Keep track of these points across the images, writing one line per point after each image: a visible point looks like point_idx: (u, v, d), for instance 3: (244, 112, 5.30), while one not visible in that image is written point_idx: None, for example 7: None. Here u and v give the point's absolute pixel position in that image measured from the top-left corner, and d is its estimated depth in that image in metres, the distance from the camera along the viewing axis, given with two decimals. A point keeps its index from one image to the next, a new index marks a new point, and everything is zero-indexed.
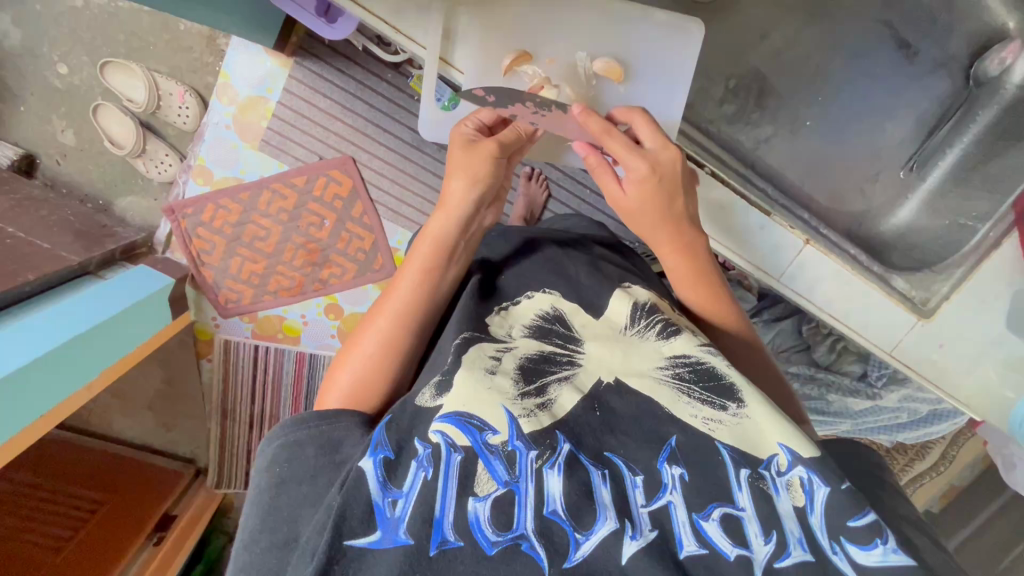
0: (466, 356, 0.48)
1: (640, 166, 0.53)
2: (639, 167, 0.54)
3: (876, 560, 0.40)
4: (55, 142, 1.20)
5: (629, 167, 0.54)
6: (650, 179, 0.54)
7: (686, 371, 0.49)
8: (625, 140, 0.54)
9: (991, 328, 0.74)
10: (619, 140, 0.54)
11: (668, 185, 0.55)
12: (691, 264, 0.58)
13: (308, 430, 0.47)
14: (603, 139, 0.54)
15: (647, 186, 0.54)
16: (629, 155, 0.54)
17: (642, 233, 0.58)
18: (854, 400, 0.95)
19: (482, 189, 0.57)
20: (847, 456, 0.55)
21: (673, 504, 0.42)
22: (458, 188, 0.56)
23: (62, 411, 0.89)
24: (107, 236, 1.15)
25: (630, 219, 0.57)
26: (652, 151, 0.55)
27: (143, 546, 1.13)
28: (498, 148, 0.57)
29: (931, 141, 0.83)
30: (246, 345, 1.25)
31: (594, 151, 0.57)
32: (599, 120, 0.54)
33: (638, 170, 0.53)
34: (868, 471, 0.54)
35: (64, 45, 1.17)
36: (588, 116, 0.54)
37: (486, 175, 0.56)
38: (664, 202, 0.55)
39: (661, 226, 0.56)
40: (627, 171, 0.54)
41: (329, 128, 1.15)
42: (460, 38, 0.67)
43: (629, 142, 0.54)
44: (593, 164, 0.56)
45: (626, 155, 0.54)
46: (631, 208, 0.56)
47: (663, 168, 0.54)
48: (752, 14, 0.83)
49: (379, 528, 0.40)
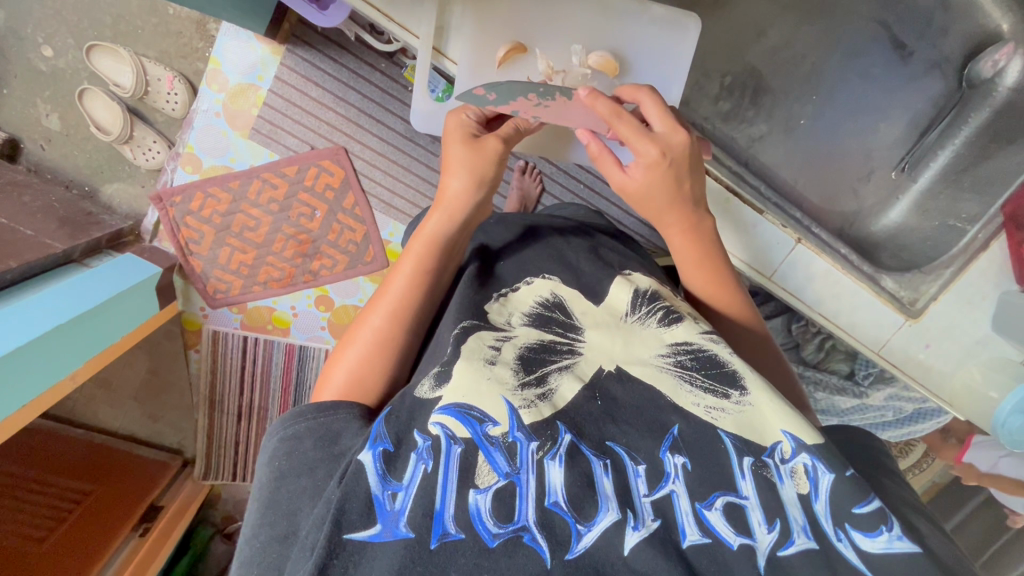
0: (466, 346, 0.48)
1: (649, 151, 0.52)
2: (645, 154, 0.53)
3: (880, 547, 0.41)
4: (40, 127, 1.17)
5: (639, 152, 0.53)
6: (660, 165, 0.53)
7: (688, 358, 0.49)
8: (634, 124, 0.53)
9: (977, 327, 0.76)
10: (628, 124, 0.53)
11: (678, 170, 0.54)
12: (696, 249, 0.59)
13: (307, 423, 0.47)
14: (611, 124, 0.53)
15: (656, 171, 0.53)
16: (639, 139, 0.53)
17: (647, 216, 0.58)
18: (841, 398, 0.97)
19: (485, 189, 0.56)
20: (849, 442, 0.55)
21: (675, 493, 0.43)
22: (458, 187, 0.55)
23: (47, 400, 0.88)
24: (94, 224, 1.12)
25: (637, 203, 0.56)
26: (663, 134, 0.54)
27: (128, 537, 1.11)
28: (503, 147, 0.56)
29: (923, 143, 0.85)
30: (234, 336, 1.24)
31: (597, 136, 0.55)
32: (608, 103, 0.53)
33: (647, 155, 0.53)
34: (871, 456, 0.54)
35: (49, 26, 1.14)
36: (596, 98, 0.53)
37: (491, 177, 0.56)
38: (671, 187, 0.54)
39: (667, 211, 0.56)
40: (636, 155, 0.53)
41: (321, 117, 1.14)
42: (454, 28, 0.67)
43: (637, 133, 0.53)
44: (596, 151, 0.55)
45: (636, 140, 0.53)
46: (636, 193, 0.55)
47: (672, 153, 0.53)
48: (750, 12, 0.83)
49: (379, 521, 0.39)
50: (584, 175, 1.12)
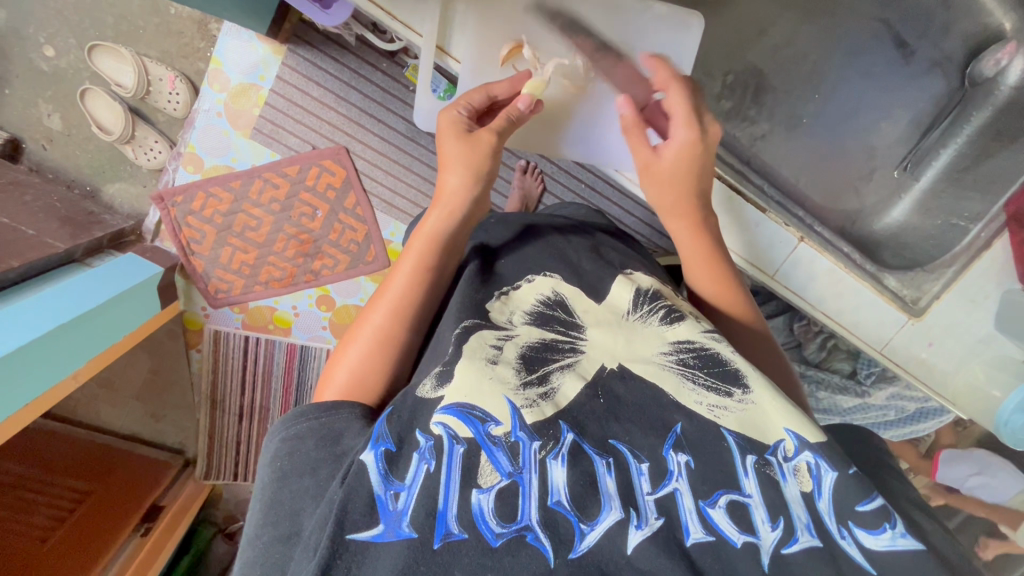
0: (467, 345, 0.48)
1: (690, 131, 0.57)
2: (686, 134, 0.58)
3: (885, 544, 0.42)
4: (41, 127, 1.17)
5: (681, 129, 0.57)
6: (695, 148, 0.58)
7: (690, 357, 0.49)
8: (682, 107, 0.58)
9: (980, 326, 0.76)
10: (678, 104, 0.58)
11: (707, 158, 0.59)
12: (705, 244, 0.61)
13: (309, 423, 0.47)
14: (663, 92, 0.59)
15: (690, 152, 0.58)
16: (683, 119, 0.58)
17: (661, 202, 0.61)
18: (842, 398, 0.96)
19: (483, 184, 0.57)
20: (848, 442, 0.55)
21: (679, 492, 0.43)
22: (456, 184, 0.56)
23: (49, 400, 0.88)
24: (95, 223, 1.12)
25: (657, 183, 0.60)
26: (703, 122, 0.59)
27: (130, 536, 1.12)
28: (497, 139, 0.57)
29: (925, 142, 0.85)
30: (236, 336, 1.24)
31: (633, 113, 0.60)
32: (667, 76, 0.59)
33: (686, 135, 0.57)
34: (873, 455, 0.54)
35: (50, 26, 1.14)
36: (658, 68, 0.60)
37: (487, 171, 0.56)
38: (700, 170, 0.59)
39: (687, 197, 0.60)
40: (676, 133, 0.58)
41: (323, 117, 1.14)
42: (457, 26, 0.67)
43: (688, 117, 0.58)
44: (628, 123, 0.59)
45: (680, 119, 0.58)
46: (662, 171, 0.59)
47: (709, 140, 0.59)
48: (752, 10, 0.83)
49: (382, 521, 0.39)
50: (585, 174, 1.12)
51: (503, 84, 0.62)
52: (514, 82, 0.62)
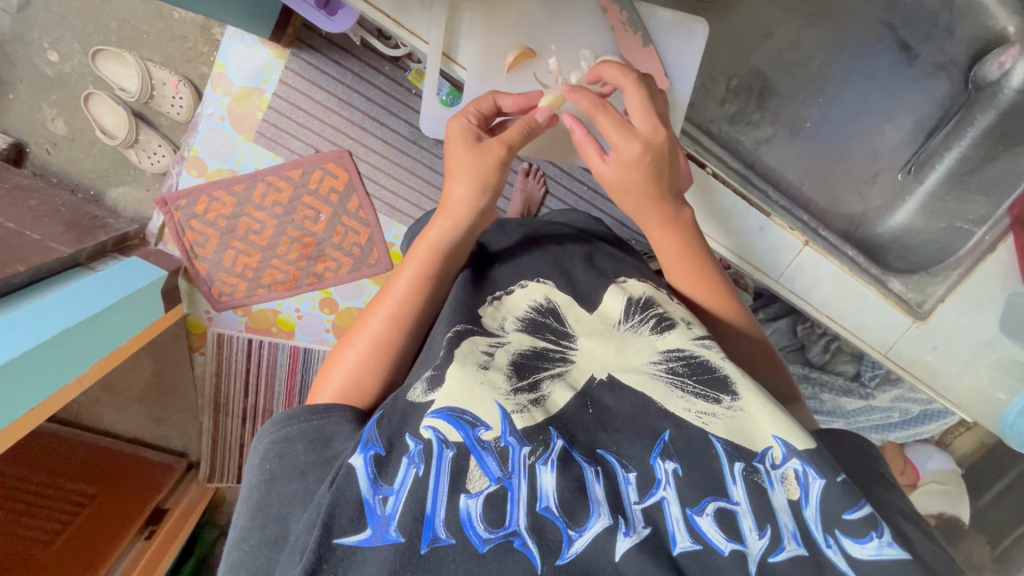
0: (459, 350, 0.47)
1: (631, 148, 0.53)
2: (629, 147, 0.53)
3: (870, 553, 0.41)
4: (45, 131, 1.18)
5: (619, 148, 0.53)
6: (642, 162, 0.53)
7: (680, 365, 0.49)
8: (616, 118, 0.53)
9: (984, 329, 0.75)
10: (610, 117, 0.53)
11: (658, 167, 0.54)
12: (676, 239, 0.58)
13: (300, 425, 0.46)
14: (594, 115, 0.54)
15: (636, 168, 0.53)
16: (619, 134, 0.53)
17: (626, 208, 0.58)
18: (847, 399, 0.96)
19: (491, 198, 0.56)
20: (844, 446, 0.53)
21: (667, 500, 0.42)
22: (463, 195, 0.55)
23: (56, 403, 0.89)
24: (99, 227, 1.13)
25: (618, 197, 0.56)
26: (644, 130, 0.54)
27: (135, 539, 1.11)
28: (507, 152, 0.55)
29: (929, 145, 0.84)
30: (239, 339, 1.25)
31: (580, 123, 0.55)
32: (589, 96, 0.53)
33: (629, 153, 0.53)
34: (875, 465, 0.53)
35: (55, 32, 1.15)
36: (577, 92, 0.54)
37: (495, 182, 0.55)
38: (650, 180, 0.54)
39: (647, 205, 0.56)
40: (615, 151, 0.54)
41: (326, 121, 1.14)
42: (464, 33, 0.67)
43: (620, 118, 0.53)
44: (578, 139, 0.55)
45: (616, 134, 0.53)
46: (613, 184, 0.55)
47: (655, 148, 0.54)
48: (756, 13, 0.83)
49: (369, 526, 0.39)
50: (586, 178, 1.12)
51: (512, 97, 0.60)
52: (524, 100, 0.61)
